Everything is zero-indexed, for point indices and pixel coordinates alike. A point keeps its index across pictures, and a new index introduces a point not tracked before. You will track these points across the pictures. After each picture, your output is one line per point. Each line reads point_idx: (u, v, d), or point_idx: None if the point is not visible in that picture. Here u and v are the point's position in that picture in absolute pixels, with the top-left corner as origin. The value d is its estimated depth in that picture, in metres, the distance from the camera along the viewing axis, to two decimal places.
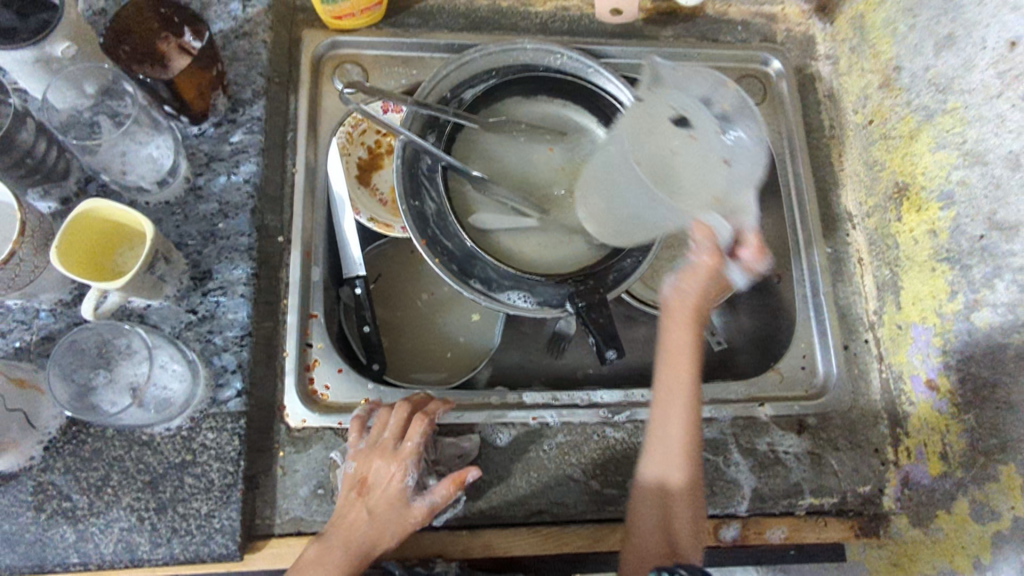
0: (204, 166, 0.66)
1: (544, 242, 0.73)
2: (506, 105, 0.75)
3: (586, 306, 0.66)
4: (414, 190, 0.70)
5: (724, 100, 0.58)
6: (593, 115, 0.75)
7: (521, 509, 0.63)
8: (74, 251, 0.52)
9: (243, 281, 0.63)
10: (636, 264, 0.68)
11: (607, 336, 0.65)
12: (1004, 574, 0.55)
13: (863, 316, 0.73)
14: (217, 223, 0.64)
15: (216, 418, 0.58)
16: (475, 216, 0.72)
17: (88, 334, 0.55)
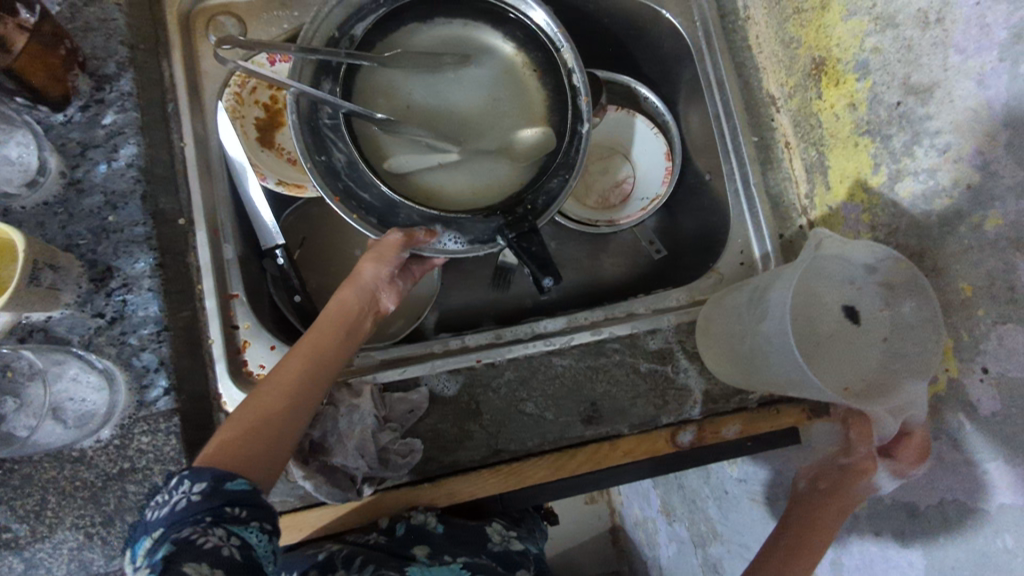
0: (79, 157, 0.59)
1: (470, 179, 0.65)
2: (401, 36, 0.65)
3: (519, 237, 0.61)
4: (318, 145, 0.61)
5: (890, 277, 0.53)
6: (494, 28, 0.67)
7: (479, 451, 0.63)
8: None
9: (148, 274, 0.59)
10: (563, 183, 0.63)
11: (541, 264, 0.61)
12: (943, 433, 0.57)
13: (796, 202, 0.72)
14: (106, 216, 0.59)
15: (148, 420, 0.56)
16: (391, 160, 0.64)
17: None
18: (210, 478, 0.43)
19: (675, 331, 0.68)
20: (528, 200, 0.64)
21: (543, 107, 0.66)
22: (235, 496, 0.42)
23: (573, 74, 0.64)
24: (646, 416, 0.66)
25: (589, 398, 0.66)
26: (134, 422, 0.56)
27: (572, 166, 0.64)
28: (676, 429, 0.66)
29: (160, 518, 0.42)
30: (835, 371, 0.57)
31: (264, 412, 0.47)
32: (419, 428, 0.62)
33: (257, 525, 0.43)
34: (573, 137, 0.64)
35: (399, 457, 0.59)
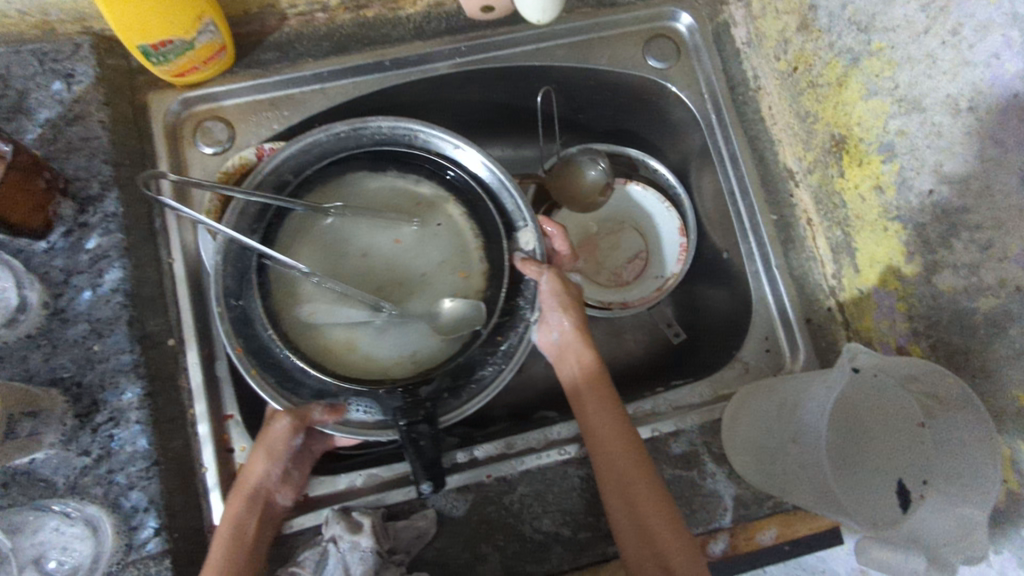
0: (62, 284, 0.57)
1: (385, 337, 0.61)
2: (347, 183, 0.64)
3: (410, 426, 0.57)
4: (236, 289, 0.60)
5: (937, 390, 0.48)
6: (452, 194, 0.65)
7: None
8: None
9: (135, 405, 0.56)
10: (497, 372, 0.62)
11: (430, 463, 0.57)
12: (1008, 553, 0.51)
13: (822, 282, 0.67)
14: (91, 345, 0.57)
15: (138, 565, 0.53)
16: (306, 314, 0.60)
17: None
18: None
19: (699, 432, 0.63)
20: (441, 386, 0.60)
21: (482, 280, 0.63)
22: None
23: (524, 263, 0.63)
24: None
25: None
26: (123, 567, 0.53)
27: (511, 356, 0.62)
28: (707, 538, 0.59)
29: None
30: (886, 495, 0.49)
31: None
32: (428, 552, 0.58)
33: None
34: (519, 321, 0.63)
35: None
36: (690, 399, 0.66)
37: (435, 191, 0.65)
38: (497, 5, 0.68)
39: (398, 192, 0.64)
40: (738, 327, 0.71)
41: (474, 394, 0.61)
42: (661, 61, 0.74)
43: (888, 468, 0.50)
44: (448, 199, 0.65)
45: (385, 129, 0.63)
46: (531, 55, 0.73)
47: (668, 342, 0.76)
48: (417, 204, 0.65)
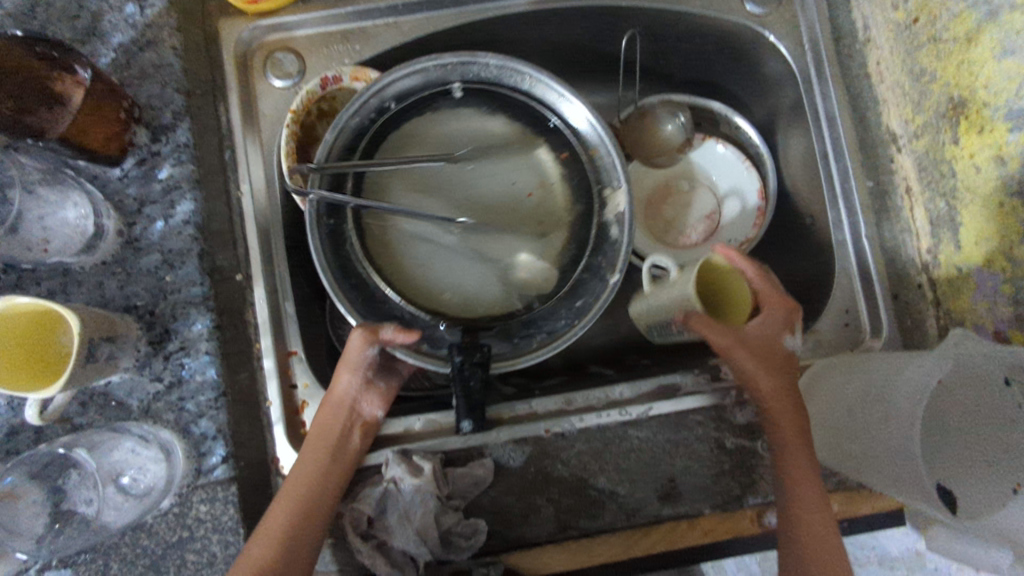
0: (136, 213, 0.58)
1: (455, 284, 0.58)
2: (449, 121, 0.60)
3: (465, 364, 0.53)
4: (332, 207, 0.56)
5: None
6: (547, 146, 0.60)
7: (546, 528, 0.58)
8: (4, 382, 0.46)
9: (205, 337, 0.57)
10: (570, 327, 0.57)
11: (471, 404, 0.54)
12: None
13: (916, 257, 0.63)
14: (163, 276, 0.58)
15: (206, 488, 0.55)
16: (385, 245, 0.57)
17: (40, 453, 0.52)
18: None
19: None
20: (506, 333, 0.57)
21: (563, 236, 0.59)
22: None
23: (612, 225, 0.58)
24: (728, 495, 0.60)
25: (667, 475, 0.60)
26: (193, 489, 0.55)
27: (584, 312, 0.57)
28: (763, 509, 0.60)
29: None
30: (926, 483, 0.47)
31: (266, 560, 0.51)
32: (482, 501, 0.58)
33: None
34: (599, 278, 0.57)
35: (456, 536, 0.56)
36: None
37: (538, 142, 0.60)
38: None
39: (503, 136, 0.60)
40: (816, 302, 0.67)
41: (544, 345, 0.57)
42: (759, 5, 0.69)
43: (954, 472, 0.47)
44: (546, 150, 0.60)
45: (491, 66, 0.58)
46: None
47: None
48: (517, 147, 0.60)
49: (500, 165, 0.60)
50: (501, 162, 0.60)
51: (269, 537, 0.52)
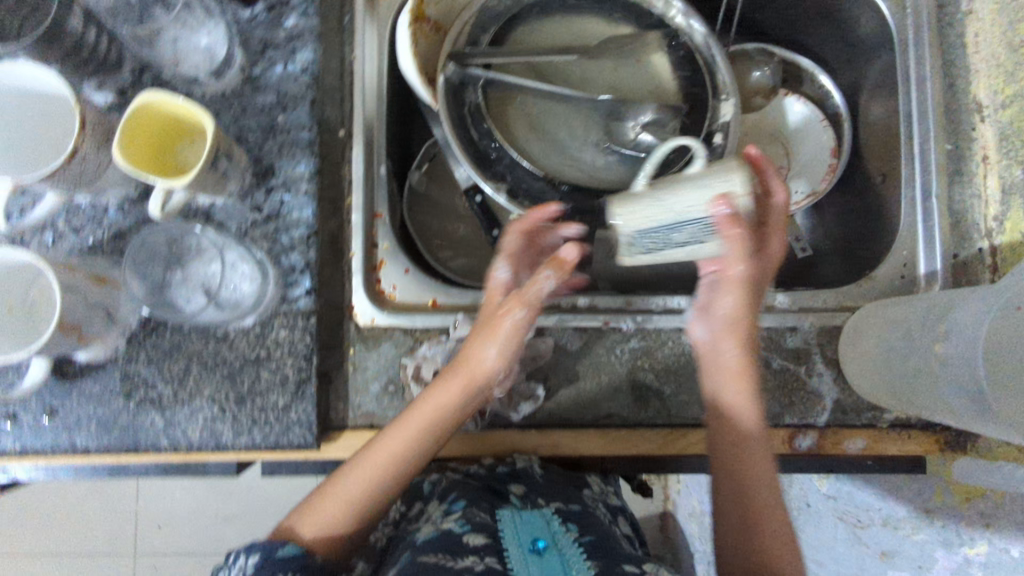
0: (259, 54, 0.61)
1: (571, 155, 0.71)
2: (576, 24, 0.73)
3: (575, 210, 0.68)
4: (462, 81, 0.67)
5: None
6: (662, 54, 0.72)
7: (591, 412, 0.63)
8: (122, 154, 0.48)
9: (306, 178, 0.60)
10: None
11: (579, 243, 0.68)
12: None
13: (981, 223, 0.65)
14: (275, 116, 0.61)
15: (288, 316, 0.59)
16: (512, 117, 0.70)
17: (156, 232, 0.58)
18: (263, 551, 0.48)
19: (815, 334, 0.65)
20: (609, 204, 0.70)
21: (673, 131, 0.70)
22: (288, 561, 0.48)
23: (715, 132, 0.69)
24: (769, 412, 0.64)
25: None
26: (276, 314, 0.59)
27: None
28: (797, 431, 0.64)
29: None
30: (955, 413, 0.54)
31: (366, 496, 0.52)
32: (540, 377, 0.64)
33: (405, 553, 0.52)
34: (697, 175, 0.69)
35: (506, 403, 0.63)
36: (816, 302, 0.66)
37: (654, 49, 0.72)
38: None
39: (620, 40, 0.72)
40: (870, 256, 0.71)
41: None
42: None
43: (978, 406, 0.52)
44: (659, 59, 0.72)
45: None
46: None
47: (792, 255, 0.76)
48: (633, 53, 0.72)
49: (616, 65, 0.72)
50: (616, 64, 0.72)
51: (375, 474, 0.53)
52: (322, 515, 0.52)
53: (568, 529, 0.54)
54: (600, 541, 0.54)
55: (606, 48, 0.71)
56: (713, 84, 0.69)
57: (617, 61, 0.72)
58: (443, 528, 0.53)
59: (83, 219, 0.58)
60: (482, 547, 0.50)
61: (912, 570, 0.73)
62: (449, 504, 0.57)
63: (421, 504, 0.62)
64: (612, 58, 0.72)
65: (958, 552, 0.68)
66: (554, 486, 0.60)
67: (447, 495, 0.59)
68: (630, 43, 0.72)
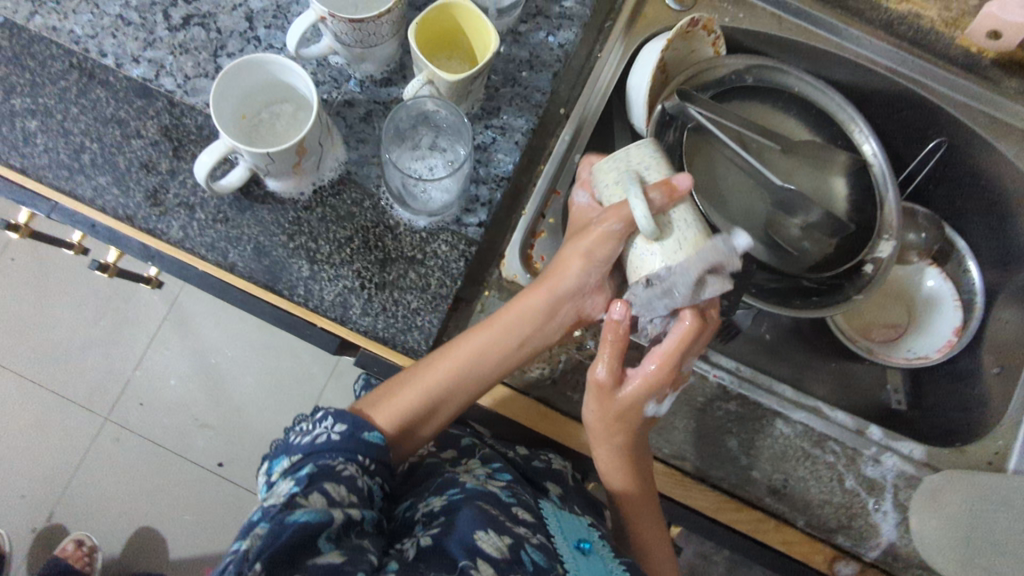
0: (531, 17, 0.70)
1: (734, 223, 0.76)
2: (785, 120, 0.80)
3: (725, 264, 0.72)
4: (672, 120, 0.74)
5: None
6: (849, 177, 0.77)
7: (666, 446, 0.66)
8: (422, 16, 0.58)
9: (522, 131, 0.67)
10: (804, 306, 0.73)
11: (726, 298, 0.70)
12: None
13: None
14: (522, 70, 0.68)
15: (454, 237, 0.63)
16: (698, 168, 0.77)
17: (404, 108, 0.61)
18: (352, 424, 0.52)
19: (896, 474, 0.66)
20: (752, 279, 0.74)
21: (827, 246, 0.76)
22: (369, 446, 0.52)
23: (867, 262, 0.73)
24: (825, 524, 0.65)
25: (785, 474, 0.65)
26: (445, 229, 0.63)
27: (819, 307, 0.72)
28: (840, 555, 0.64)
29: (301, 445, 0.50)
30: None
31: (432, 398, 0.57)
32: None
33: (454, 489, 0.54)
34: (839, 292, 0.73)
35: (571, 393, 0.65)
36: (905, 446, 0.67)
37: (843, 170, 0.77)
38: (1007, 35, 0.72)
39: (818, 149, 0.77)
40: (964, 433, 0.72)
41: (776, 304, 0.72)
42: None
43: None
44: (843, 181, 0.77)
45: (835, 102, 0.77)
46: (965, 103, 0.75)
47: (887, 403, 0.78)
48: (825, 165, 0.77)
49: (805, 168, 0.77)
50: (806, 167, 0.77)
51: (447, 370, 0.58)
52: (394, 404, 0.56)
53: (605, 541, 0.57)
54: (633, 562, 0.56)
55: (803, 150, 0.77)
56: (878, 220, 0.74)
57: (807, 165, 0.77)
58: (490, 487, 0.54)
59: (327, 76, 0.66)
60: (534, 524, 0.52)
61: None
62: (495, 469, 0.58)
63: (454, 452, 0.62)
64: (804, 161, 0.77)
65: None
66: (583, 502, 0.63)
67: (488, 462, 0.59)
68: (825, 155, 0.77)
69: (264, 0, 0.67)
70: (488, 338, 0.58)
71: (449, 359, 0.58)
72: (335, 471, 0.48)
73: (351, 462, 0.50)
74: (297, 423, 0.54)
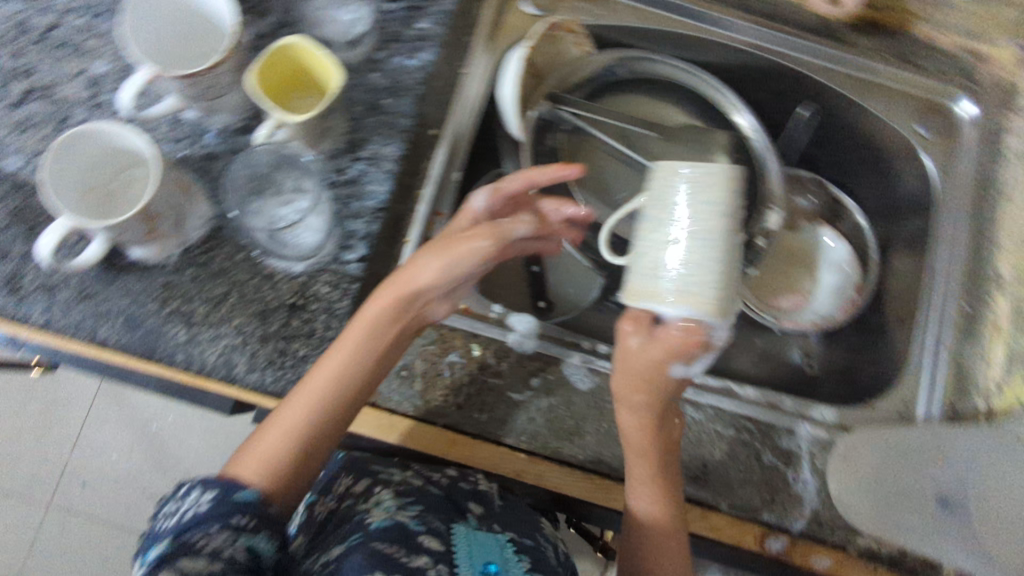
0: (387, 43, 0.68)
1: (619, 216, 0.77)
2: (666, 105, 0.81)
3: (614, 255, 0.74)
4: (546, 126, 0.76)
5: None
6: (729, 156, 0.76)
7: (584, 453, 0.64)
8: (258, 65, 0.57)
9: (392, 158, 0.65)
10: None
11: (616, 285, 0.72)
12: None
13: (983, 384, 0.68)
14: (383, 98, 0.67)
15: (335, 275, 0.62)
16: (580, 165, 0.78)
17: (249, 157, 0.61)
18: (219, 489, 0.51)
19: (811, 442, 0.67)
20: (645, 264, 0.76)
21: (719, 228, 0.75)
22: (241, 504, 0.51)
23: (761, 239, 0.74)
24: (749, 504, 0.64)
25: (703, 458, 0.66)
26: (322, 271, 0.62)
27: None
28: (770, 532, 0.63)
29: (167, 528, 0.49)
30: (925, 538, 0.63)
31: (296, 434, 0.56)
32: (529, 399, 0.64)
33: (358, 532, 0.54)
34: None
35: (477, 414, 0.63)
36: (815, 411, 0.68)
37: (724, 149, 0.76)
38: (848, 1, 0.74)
39: (699, 131, 0.77)
40: (876, 389, 0.73)
41: None
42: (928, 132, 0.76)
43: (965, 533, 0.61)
44: (724, 161, 0.75)
45: (707, 84, 0.78)
46: (828, 70, 0.77)
47: (801, 369, 0.79)
48: (706, 147, 0.76)
49: (686, 152, 0.76)
50: (687, 154, 0.76)
51: (295, 410, 0.56)
52: (254, 457, 0.54)
53: (521, 559, 0.59)
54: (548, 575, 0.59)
55: (684, 134, 0.77)
56: (764, 192, 0.75)
57: (688, 149, 0.76)
58: (398, 518, 0.56)
59: (183, 132, 0.64)
60: (441, 553, 0.54)
61: None
62: (404, 501, 0.59)
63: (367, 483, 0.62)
64: (684, 146, 0.76)
65: None
66: (507, 519, 0.64)
67: (402, 494, 0.60)
68: (703, 137, 0.76)
69: (108, 65, 0.65)
70: (330, 356, 0.56)
71: (306, 390, 0.56)
72: (195, 546, 0.47)
73: (222, 528, 0.48)
74: (162, 506, 0.53)
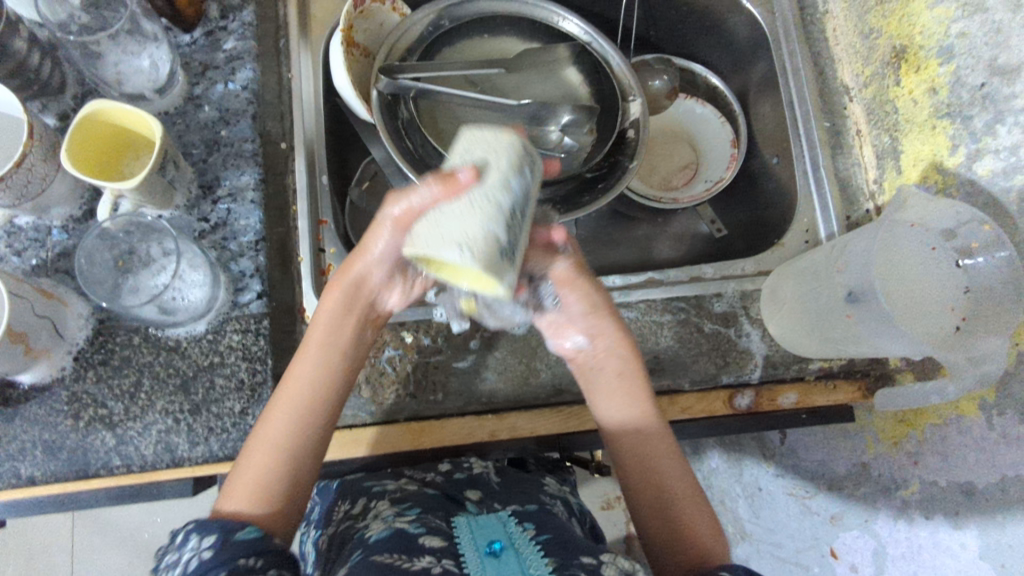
0: (200, 75, 0.66)
1: None
2: (498, 40, 0.81)
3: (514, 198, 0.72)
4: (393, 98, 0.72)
5: (974, 236, 0.55)
6: (576, 64, 0.79)
7: (544, 390, 0.66)
8: (69, 143, 0.52)
9: (252, 187, 0.64)
10: (591, 199, 0.73)
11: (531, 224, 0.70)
12: (974, 428, 0.62)
13: (864, 186, 0.74)
14: (219, 130, 0.65)
15: (240, 321, 0.60)
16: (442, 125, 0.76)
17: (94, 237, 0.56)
18: (218, 533, 0.44)
19: (739, 297, 0.70)
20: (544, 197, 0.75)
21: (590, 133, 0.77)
22: (246, 544, 0.44)
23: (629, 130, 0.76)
24: (706, 374, 0.68)
25: (653, 351, 0.68)
26: (227, 321, 0.60)
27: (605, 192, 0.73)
28: (735, 391, 0.69)
29: None
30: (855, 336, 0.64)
31: (278, 445, 0.51)
32: (476, 362, 0.65)
33: (358, 550, 0.47)
34: (618, 168, 0.75)
35: (434, 396, 0.64)
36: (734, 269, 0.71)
37: (567, 60, 0.79)
38: None
39: (537, 54, 0.79)
40: (780, 229, 0.78)
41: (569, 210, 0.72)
42: None
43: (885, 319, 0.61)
44: (574, 70, 0.79)
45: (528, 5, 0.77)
46: None
47: (710, 236, 0.83)
48: (550, 65, 0.79)
49: (535, 78, 0.79)
50: (534, 78, 0.79)
51: (286, 410, 0.52)
52: (241, 479, 0.50)
53: (524, 528, 0.49)
54: (559, 537, 0.49)
55: (525, 61, 0.78)
56: (616, 86, 0.76)
57: (534, 74, 0.79)
58: (397, 526, 0.49)
59: (25, 241, 0.59)
60: (442, 548, 0.46)
61: (860, 525, 0.74)
62: (402, 507, 0.52)
63: (363, 504, 0.55)
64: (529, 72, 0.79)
65: (896, 497, 0.70)
66: (510, 495, 0.57)
67: (399, 500, 0.53)
68: (545, 56, 0.78)
69: None
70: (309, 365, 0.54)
71: (282, 399, 0.53)
72: None
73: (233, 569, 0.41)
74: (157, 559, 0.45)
